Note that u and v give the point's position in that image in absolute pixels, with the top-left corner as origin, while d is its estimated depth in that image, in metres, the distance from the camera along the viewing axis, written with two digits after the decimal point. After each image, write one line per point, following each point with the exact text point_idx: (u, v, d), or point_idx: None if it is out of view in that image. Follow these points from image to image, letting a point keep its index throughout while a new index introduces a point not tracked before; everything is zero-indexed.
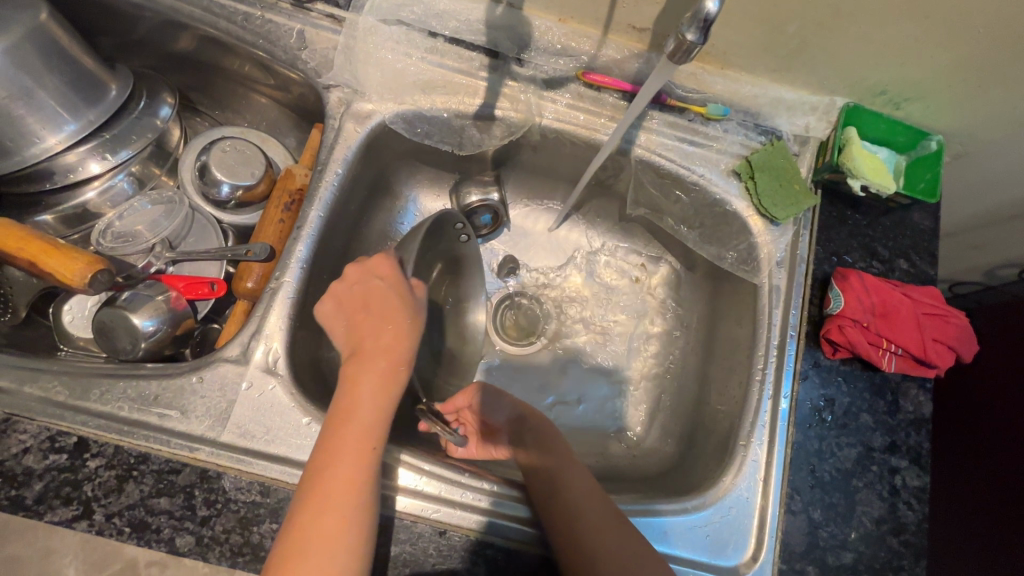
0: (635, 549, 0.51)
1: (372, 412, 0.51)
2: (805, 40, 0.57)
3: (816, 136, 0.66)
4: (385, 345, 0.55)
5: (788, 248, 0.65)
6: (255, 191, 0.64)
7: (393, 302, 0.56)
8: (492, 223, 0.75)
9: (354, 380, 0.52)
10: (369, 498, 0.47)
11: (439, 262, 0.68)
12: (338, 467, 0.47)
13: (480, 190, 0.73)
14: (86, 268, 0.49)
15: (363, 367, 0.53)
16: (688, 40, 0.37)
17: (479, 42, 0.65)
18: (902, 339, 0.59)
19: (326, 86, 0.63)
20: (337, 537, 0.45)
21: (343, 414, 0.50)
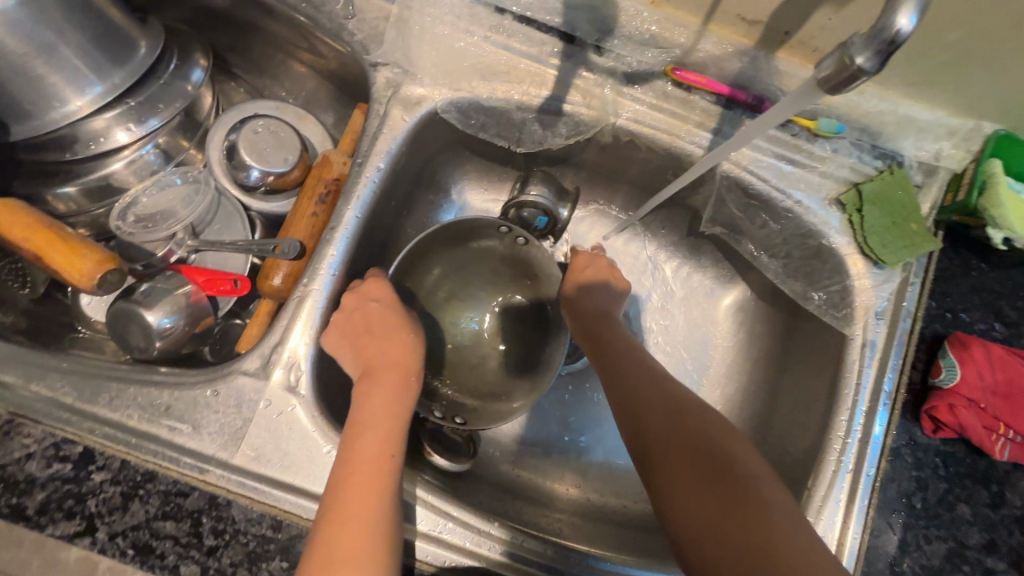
0: (680, 403, 0.48)
1: (387, 415, 0.46)
2: (969, 52, 0.46)
3: (946, 166, 0.55)
4: (391, 356, 0.50)
5: (893, 296, 0.55)
6: (289, 177, 0.58)
7: (394, 316, 0.52)
8: (546, 224, 0.66)
9: (366, 396, 0.47)
10: (391, 511, 0.42)
11: (482, 263, 0.66)
12: (354, 476, 0.42)
13: (535, 190, 0.63)
14: (98, 267, 0.50)
15: (374, 382, 0.48)
16: (859, 66, 0.29)
17: (554, 24, 0.55)
18: (1021, 425, 0.50)
19: (374, 64, 0.55)
20: (364, 549, 0.39)
21: (358, 428, 0.45)
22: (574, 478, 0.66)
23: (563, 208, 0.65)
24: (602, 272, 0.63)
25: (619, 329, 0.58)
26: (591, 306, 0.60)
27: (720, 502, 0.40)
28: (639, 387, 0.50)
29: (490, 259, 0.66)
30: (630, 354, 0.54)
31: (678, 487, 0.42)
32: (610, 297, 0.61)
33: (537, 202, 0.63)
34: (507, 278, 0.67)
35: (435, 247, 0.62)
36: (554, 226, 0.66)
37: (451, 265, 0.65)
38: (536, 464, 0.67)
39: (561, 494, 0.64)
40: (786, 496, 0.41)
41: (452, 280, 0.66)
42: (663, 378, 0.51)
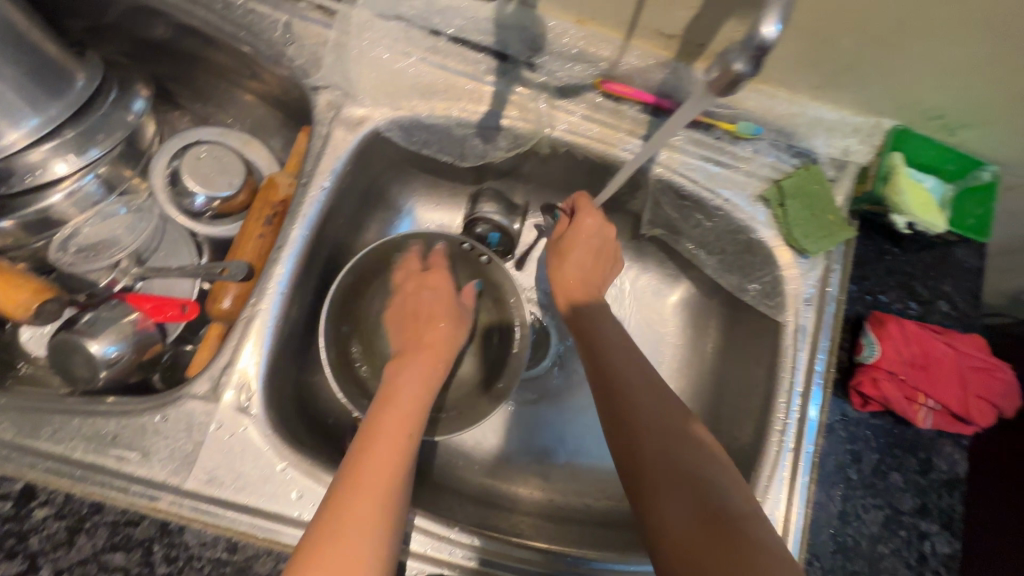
0: (669, 418, 0.48)
1: (414, 402, 0.50)
2: (860, 56, 0.50)
3: (855, 161, 0.60)
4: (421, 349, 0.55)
5: (818, 283, 0.59)
6: (235, 201, 0.59)
7: (442, 307, 0.59)
8: (500, 242, 0.69)
9: (402, 372, 0.53)
10: (399, 492, 0.44)
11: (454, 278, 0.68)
12: (375, 448, 0.45)
13: (495, 209, 0.67)
14: (33, 298, 0.52)
15: (411, 362, 0.54)
16: (736, 71, 0.33)
17: (487, 43, 0.58)
18: (939, 395, 0.53)
19: (315, 87, 0.57)
20: (371, 519, 0.41)
21: (386, 402, 0.49)
22: (538, 481, 0.67)
23: (514, 221, 0.69)
24: (588, 250, 0.60)
25: (606, 324, 0.58)
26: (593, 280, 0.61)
27: (706, 535, 0.40)
28: (633, 396, 0.50)
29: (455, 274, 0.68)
30: (625, 361, 0.53)
31: (660, 503, 0.43)
32: (593, 285, 0.61)
33: (493, 218, 0.67)
34: None
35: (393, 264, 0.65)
36: (509, 241, 0.69)
37: None
38: (500, 470, 0.67)
39: (526, 498, 0.65)
40: (774, 538, 0.41)
41: None
42: (656, 391, 0.51)
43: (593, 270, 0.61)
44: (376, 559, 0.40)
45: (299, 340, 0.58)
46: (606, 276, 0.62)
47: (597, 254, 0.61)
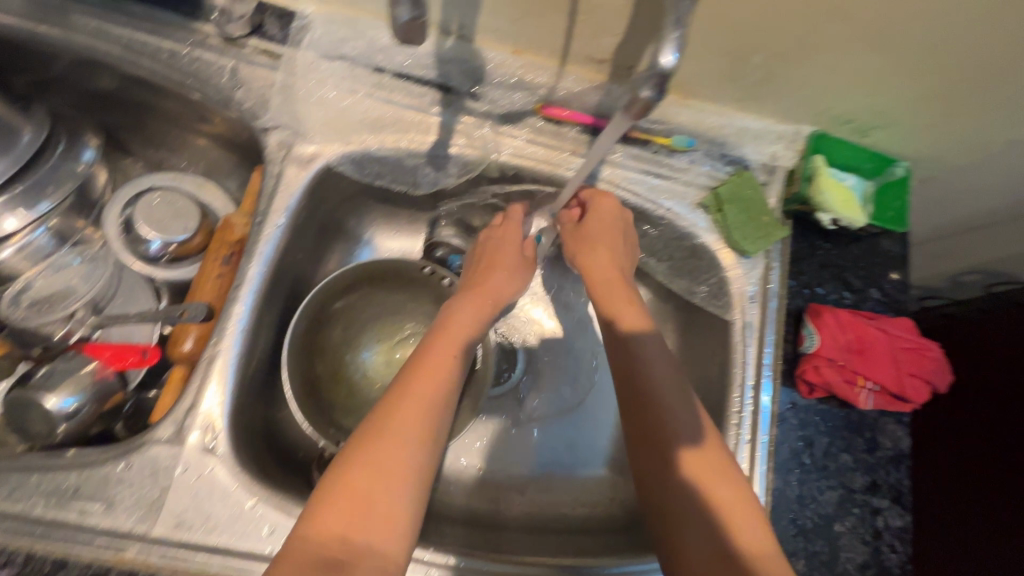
0: (690, 436, 0.50)
1: (461, 338, 0.54)
2: (772, 71, 0.55)
3: (783, 165, 0.64)
4: (473, 308, 0.57)
5: (760, 281, 0.63)
6: (192, 244, 0.59)
7: (509, 258, 0.61)
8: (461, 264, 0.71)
9: (456, 304, 0.57)
10: (439, 413, 0.50)
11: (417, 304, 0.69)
12: (420, 374, 0.50)
13: (456, 231, 0.72)
14: None
15: (465, 295, 0.58)
16: (645, 97, 0.36)
17: (429, 77, 0.61)
18: (878, 376, 0.57)
19: (265, 128, 0.58)
20: (412, 426, 0.47)
21: (441, 330, 0.54)
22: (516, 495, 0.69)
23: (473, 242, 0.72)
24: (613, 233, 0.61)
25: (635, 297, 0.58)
26: (620, 251, 0.61)
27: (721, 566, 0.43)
28: (668, 410, 0.51)
29: (418, 300, 0.69)
30: (664, 369, 0.54)
31: (685, 529, 0.46)
32: (624, 270, 0.60)
33: (451, 242, 0.71)
34: None
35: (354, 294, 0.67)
36: None
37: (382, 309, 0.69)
38: (478, 488, 0.69)
39: (505, 514, 0.67)
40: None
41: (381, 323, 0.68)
42: (685, 400, 0.52)
43: (615, 246, 0.60)
44: (409, 477, 0.46)
45: (264, 376, 0.58)
46: (629, 257, 0.62)
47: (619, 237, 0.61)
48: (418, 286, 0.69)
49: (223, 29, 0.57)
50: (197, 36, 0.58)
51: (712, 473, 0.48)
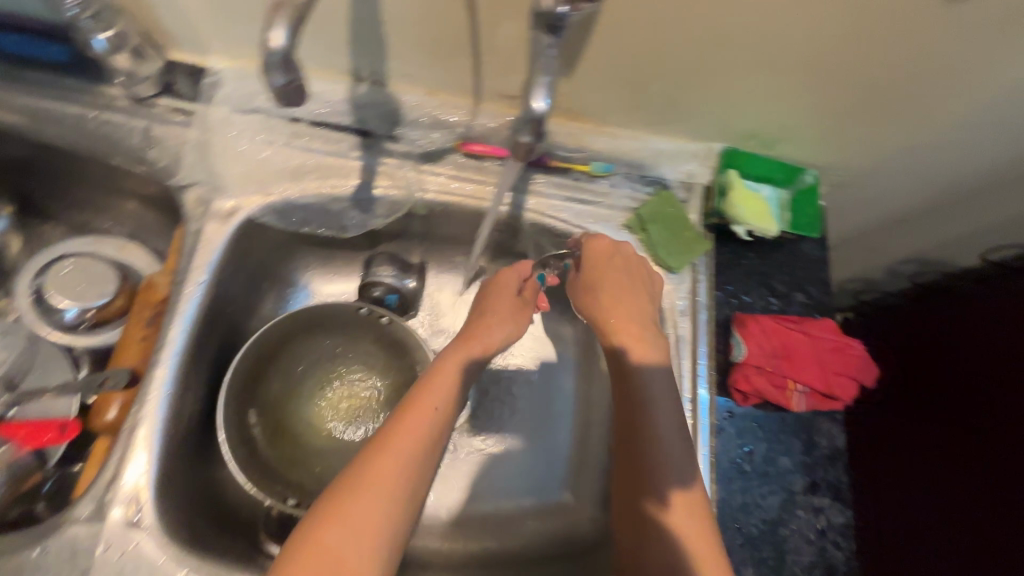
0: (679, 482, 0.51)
1: (449, 394, 0.53)
2: (671, 97, 0.58)
3: (700, 182, 0.66)
4: (463, 359, 0.56)
5: (689, 294, 0.64)
6: (113, 307, 0.58)
7: (506, 302, 0.61)
8: (397, 305, 0.70)
9: (447, 354, 0.57)
10: (420, 470, 0.49)
11: (360, 345, 0.69)
12: (403, 425, 0.50)
13: (394, 272, 0.69)
14: None
15: (457, 345, 0.58)
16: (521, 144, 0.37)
17: (347, 122, 0.61)
18: (807, 378, 0.59)
19: (181, 185, 0.58)
20: (389, 479, 0.47)
21: (428, 381, 0.54)
22: (474, 530, 0.68)
23: (409, 279, 0.70)
24: (632, 267, 0.60)
25: (648, 335, 0.57)
26: (633, 287, 0.59)
27: None
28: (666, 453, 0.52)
29: (360, 342, 0.69)
30: (669, 410, 0.54)
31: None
32: (646, 308, 0.58)
33: (386, 281, 0.68)
34: (384, 359, 0.69)
35: (293, 341, 0.66)
36: (407, 300, 0.71)
37: (324, 352, 0.68)
38: (436, 527, 0.68)
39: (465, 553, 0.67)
40: None
41: (323, 367, 0.68)
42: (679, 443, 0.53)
43: (637, 285, 0.59)
44: (379, 535, 0.45)
45: (197, 437, 0.57)
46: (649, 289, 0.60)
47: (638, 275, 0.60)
48: (356, 327, 0.68)
49: (131, 91, 0.57)
50: (104, 99, 0.57)
51: (698, 517, 0.50)
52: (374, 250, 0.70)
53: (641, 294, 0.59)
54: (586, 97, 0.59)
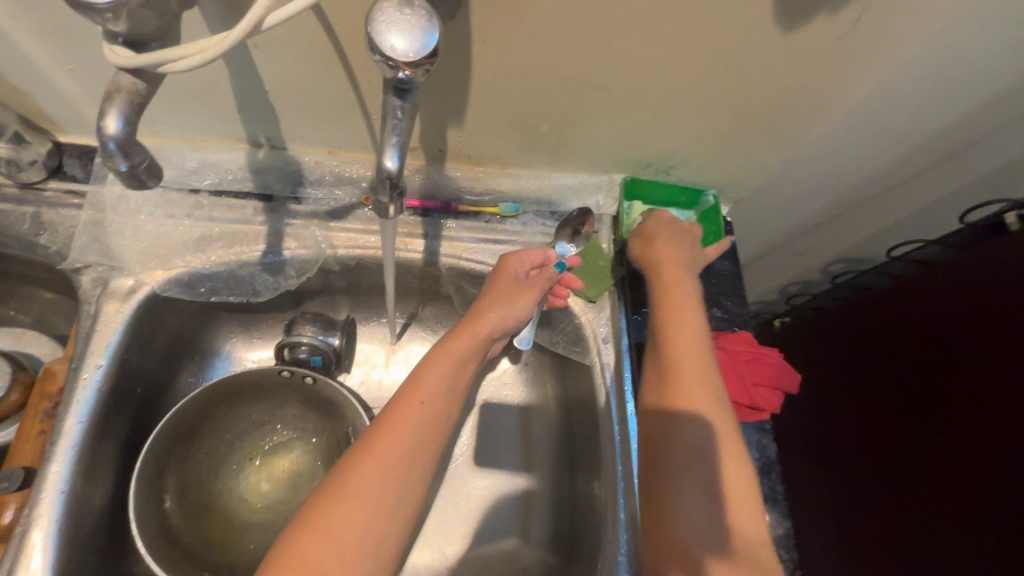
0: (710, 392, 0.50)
1: (438, 393, 0.50)
2: (561, 136, 0.60)
3: (607, 212, 0.69)
4: (457, 352, 0.53)
5: (610, 321, 0.65)
6: (8, 403, 0.55)
7: (509, 290, 0.58)
8: (323, 365, 0.69)
9: (438, 350, 0.53)
10: (408, 474, 0.46)
11: (288, 407, 0.69)
12: (392, 425, 0.47)
13: (315, 331, 0.68)
14: None
15: (448, 341, 0.54)
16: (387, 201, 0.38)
17: (248, 189, 0.61)
18: (727, 393, 0.60)
19: (75, 269, 0.56)
20: (373, 485, 0.44)
21: (415, 378, 0.51)
22: None
23: (333, 337, 0.69)
24: (687, 238, 0.62)
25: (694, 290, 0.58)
26: (683, 248, 0.61)
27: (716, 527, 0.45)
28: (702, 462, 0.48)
29: (288, 406, 0.69)
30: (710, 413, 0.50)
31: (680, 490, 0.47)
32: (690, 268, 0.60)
33: (304, 340, 0.67)
34: (315, 420, 0.69)
35: (212, 411, 0.64)
36: (333, 358, 0.69)
37: (249, 421, 0.67)
38: None
39: None
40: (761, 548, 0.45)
41: (250, 436, 0.68)
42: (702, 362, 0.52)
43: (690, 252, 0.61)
44: (361, 548, 0.42)
45: (104, 532, 0.54)
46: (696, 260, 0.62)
47: (691, 245, 0.63)
48: (281, 390, 0.68)
49: (17, 179, 0.55)
50: None
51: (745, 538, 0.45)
52: (294, 315, 0.69)
53: (688, 257, 0.61)
54: (481, 142, 0.61)
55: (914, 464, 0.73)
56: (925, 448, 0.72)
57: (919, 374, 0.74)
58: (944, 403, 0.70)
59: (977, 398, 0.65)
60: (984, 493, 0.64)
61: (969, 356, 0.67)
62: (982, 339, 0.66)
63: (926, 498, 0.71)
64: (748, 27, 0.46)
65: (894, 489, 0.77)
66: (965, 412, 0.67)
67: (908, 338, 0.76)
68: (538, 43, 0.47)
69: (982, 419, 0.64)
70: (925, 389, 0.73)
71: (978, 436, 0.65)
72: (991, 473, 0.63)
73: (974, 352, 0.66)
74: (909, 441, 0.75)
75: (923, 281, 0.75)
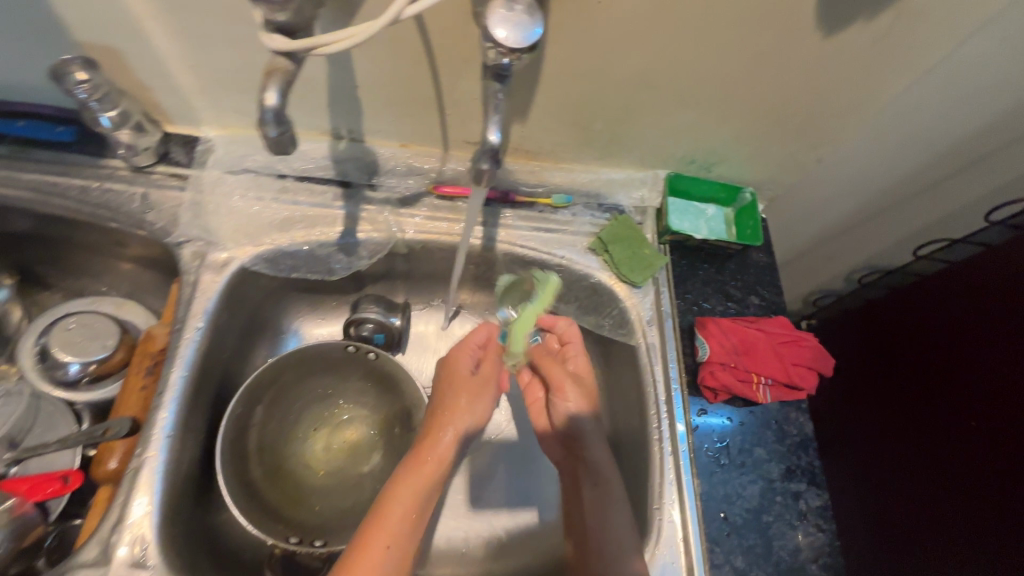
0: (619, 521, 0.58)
1: (403, 518, 0.55)
2: (614, 132, 0.66)
3: (651, 205, 0.74)
4: (420, 480, 0.58)
5: (653, 305, 0.70)
6: (112, 360, 0.60)
7: (463, 394, 0.65)
8: (385, 341, 0.75)
9: (401, 477, 0.58)
10: None
11: (351, 380, 0.73)
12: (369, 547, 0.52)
13: (380, 310, 0.73)
14: None
15: (411, 466, 0.59)
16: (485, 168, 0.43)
17: (329, 176, 0.68)
18: (768, 371, 0.64)
19: (177, 243, 0.63)
20: None
21: (384, 505, 0.55)
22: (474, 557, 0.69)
23: (394, 317, 0.74)
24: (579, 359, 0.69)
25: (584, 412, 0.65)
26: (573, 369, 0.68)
27: None
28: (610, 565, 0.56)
29: (351, 380, 0.73)
30: (616, 525, 0.58)
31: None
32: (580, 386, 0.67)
33: (371, 317, 0.73)
34: (374, 395, 0.73)
35: (287, 381, 0.70)
36: (394, 337, 0.75)
37: (315, 391, 0.72)
38: (437, 556, 0.69)
39: None
40: None
41: (312, 408, 0.71)
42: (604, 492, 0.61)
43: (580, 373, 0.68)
44: None
45: (194, 481, 0.59)
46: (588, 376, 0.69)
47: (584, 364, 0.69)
48: (345, 364, 0.73)
49: (131, 162, 0.62)
50: (105, 171, 0.63)
51: None
52: (358, 295, 0.74)
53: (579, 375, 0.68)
54: (539, 138, 0.67)
55: (934, 442, 0.76)
56: (944, 425, 0.75)
57: (930, 377, 0.78)
58: (952, 400, 0.74)
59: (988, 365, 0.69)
60: (1003, 456, 0.66)
61: (974, 357, 0.71)
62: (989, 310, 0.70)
63: (939, 516, 0.74)
64: (794, 30, 0.52)
65: (910, 503, 0.79)
66: (970, 409, 0.71)
67: (922, 348, 0.80)
68: (603, 45, 0.53)
69: (986, 415, 0.69)
70: (937, 371, 0.76)
71: (983, 430, 0.69)
72: (1003, 441, 0.66)
73: (983, 323, 0.71)
74: (921, 452, 0.78)
75: (930, 280, 0.80)
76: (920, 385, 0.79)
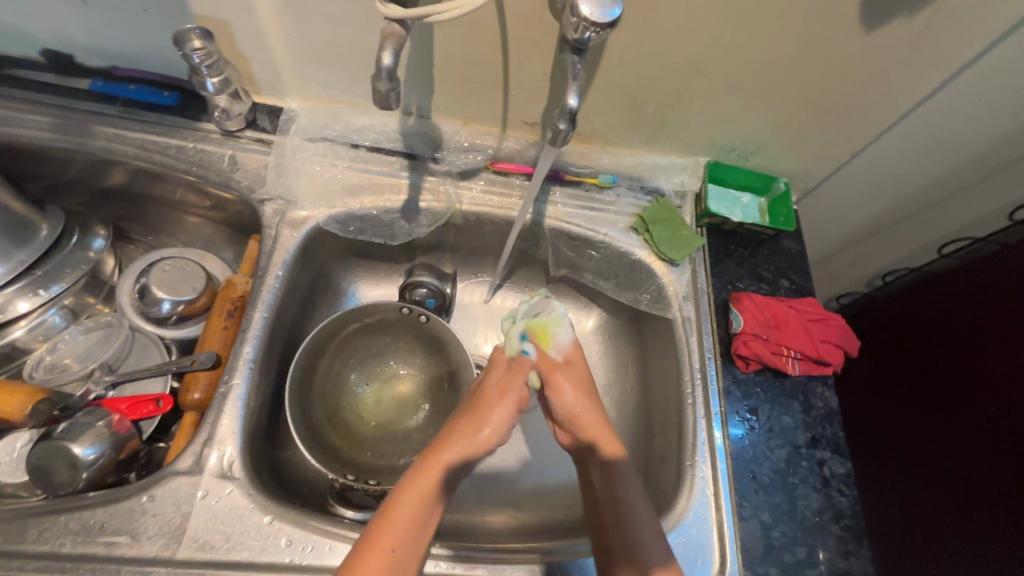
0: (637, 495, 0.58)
1: (411, 516, 0.51)
2: (662, 118, 0.71)
3: (691, 190, 0.79)
4: (432, 479, 0.54)
5: (689, 283, 0.75)
6: (197, 304, 0.67)
7: (495, 397, 0.61)
8: (435, 306, 0.80)
9: (414, 473, 0.55)
10: None
11: (405, 338, 0.78)
12: (377, 543, 0.49)
13: (434, 277, 0.78)
14: (26, 400, 0.57)
15: (426, 461, 0.56)
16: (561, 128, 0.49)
17: (398, 148, 0.75)
18: (798, 345, 0.68)
19: (261, 200, 0.69)
20: None
21: (393, 500, 0.52)
22: (510, 509, 0.73)
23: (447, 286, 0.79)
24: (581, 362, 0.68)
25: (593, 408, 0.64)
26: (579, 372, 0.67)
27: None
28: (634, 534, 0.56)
29: (402, 340, 0.78)
30: (632, 503, 0.58)
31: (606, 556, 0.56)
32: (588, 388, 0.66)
33: (426, 283, 0.78)
34: (422, 356, 0.78)
35: (344, 338, 0.75)
36: (445, 303, 0.80)
37: (369, 347, 0.77)
38: (476, 506, 0.73)
39: (498, 525, 0.71)
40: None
41: (366, 364, 0.76)
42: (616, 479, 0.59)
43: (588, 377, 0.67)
44: None
45: (266, 415, 0.64)
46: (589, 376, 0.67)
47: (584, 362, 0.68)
48: (398, 325, 0.78)
49: (223, 126, 0.69)
50: (199, 133, 0.70)
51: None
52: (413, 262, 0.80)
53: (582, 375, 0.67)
54: (591, 121, 0.73)
55: (944, 428, 0.79)
56: (953, 411, 0.79)
57: (951, 374, 0.80)
58: (977, 397, 0.75)
59: (994, 350, 0.74)
60: (1010, 435, 0.70)
61: (994, 351, 0.74)
62: (999, 299, 0.74)
63: (956, 505, 0.75)
64: (838, 26, 0.57)
65: (927, 495, 0.80)
66: (992, 402, 0.73)
67: (931, 340, 0.85)
68: (663, 34, 0.59)
69: (1007, 407, 0.71)
70: (947, 360, 0.81)
71: (1004, 420, 0.71)
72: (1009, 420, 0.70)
73: (993, 312, 0.75)
74: (934, 444, 0.81)
75: (942, 275, 0.84)
76: (931, 374, 0.83)
